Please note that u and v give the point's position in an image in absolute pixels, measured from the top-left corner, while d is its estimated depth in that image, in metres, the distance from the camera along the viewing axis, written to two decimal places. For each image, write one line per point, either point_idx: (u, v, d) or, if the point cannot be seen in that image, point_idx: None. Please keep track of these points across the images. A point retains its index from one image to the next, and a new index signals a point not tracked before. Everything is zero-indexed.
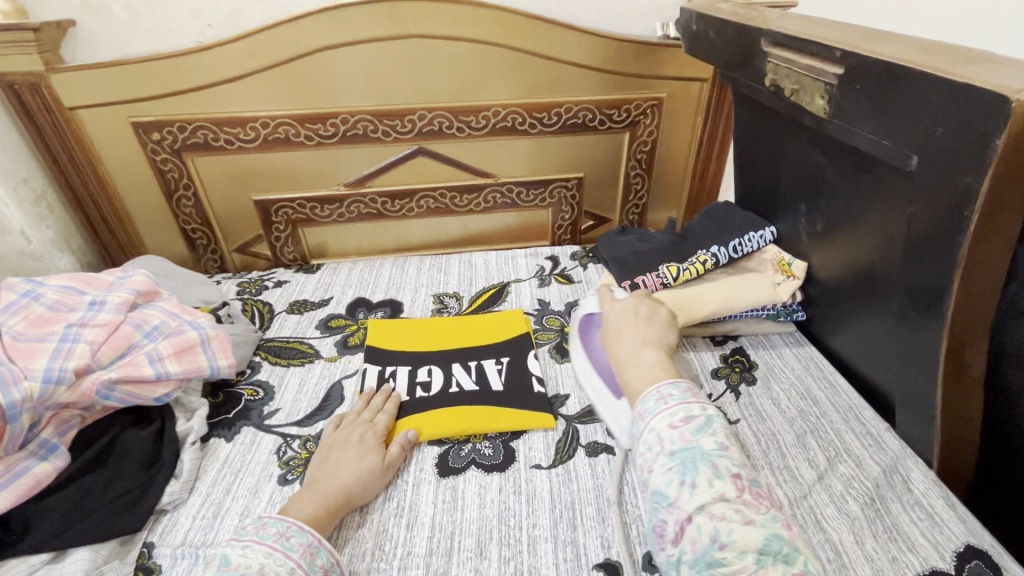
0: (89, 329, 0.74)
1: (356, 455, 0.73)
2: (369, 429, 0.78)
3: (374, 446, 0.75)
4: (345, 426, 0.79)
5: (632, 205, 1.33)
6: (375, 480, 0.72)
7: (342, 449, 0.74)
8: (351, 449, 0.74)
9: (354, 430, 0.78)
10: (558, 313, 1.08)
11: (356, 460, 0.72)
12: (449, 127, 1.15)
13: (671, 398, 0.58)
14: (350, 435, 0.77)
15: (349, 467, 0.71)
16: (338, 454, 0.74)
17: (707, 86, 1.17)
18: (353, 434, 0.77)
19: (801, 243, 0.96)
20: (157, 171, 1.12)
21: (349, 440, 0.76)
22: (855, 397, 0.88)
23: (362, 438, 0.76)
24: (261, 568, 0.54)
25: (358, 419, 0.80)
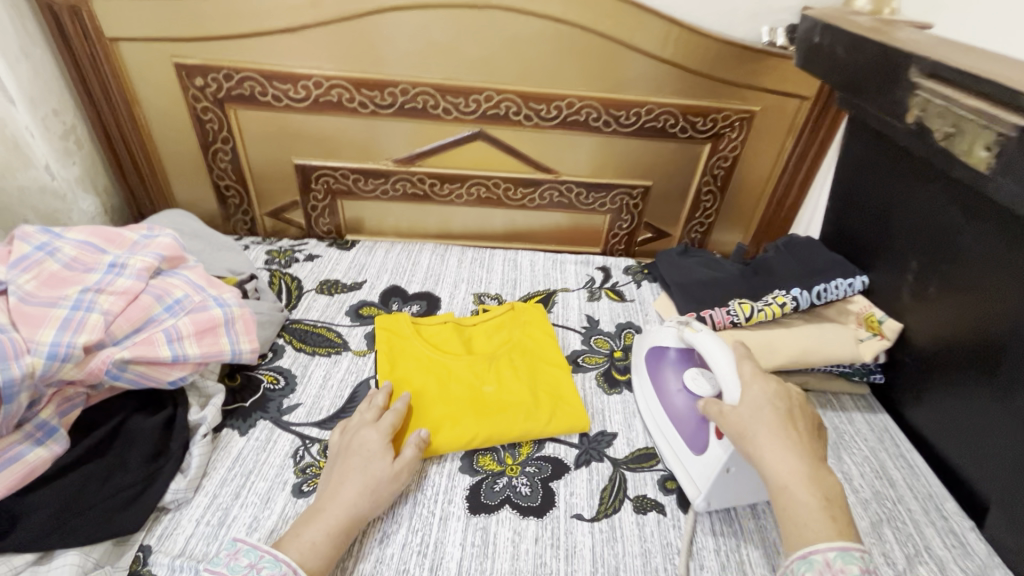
0: (105, 296, 0.66)
1: (781, 453, 0.58)
2: (791, 420, 0.61)
3: (813, 459, 0.58)
4: (755, 392, 0.64)
5: (697, 223, 1.22)
6: (383, 491, 0.65)
7: (764, 440, 0.59)
8: (771, 439, 0.59)
9: (760, 402, 0.62)
10: (608, 335, 0.98)
11: (785, 466, 0.57)
12: (516, 114, 1.04)
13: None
14: (755, 413, 0.62)
15: (780, 476, 0.57)
16: (760, 445, 0.59)
17: (808, 104, 1.04)
18: (757, 404, 0.63)
19: (897, 300, 0.86)
20: (195, 119, 1.03)
21: (768, 426, 0.60)
22: (936, 484, 0.78)
23: (785, 430, 0.60)
24: None
25: (748, 391, 0.65)
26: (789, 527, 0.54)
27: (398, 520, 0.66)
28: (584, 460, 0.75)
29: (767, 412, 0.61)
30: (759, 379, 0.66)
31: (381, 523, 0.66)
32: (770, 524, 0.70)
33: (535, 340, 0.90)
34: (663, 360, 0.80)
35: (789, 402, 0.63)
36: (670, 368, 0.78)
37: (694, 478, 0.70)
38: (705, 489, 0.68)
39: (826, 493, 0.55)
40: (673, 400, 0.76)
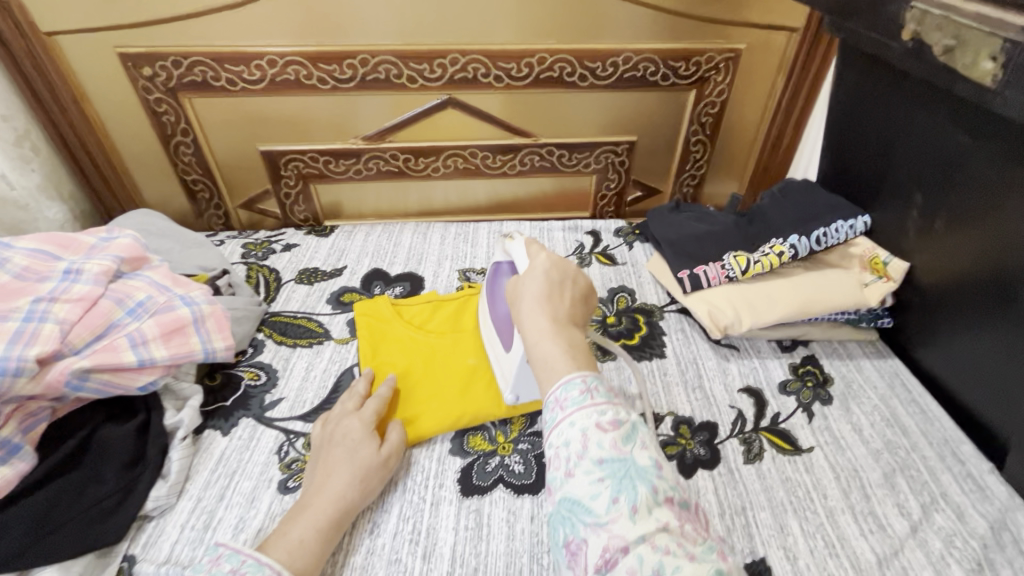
0: (61, 304, 0.63)
1: (536, 316, 0.56)
2: (563, 289, 0.59)
3: (565, 320, 0.57)
4: (535, 262, 0.62)
5: (688, 176, 1.16)
6: (373, 479, 0.63)
7: (526, 306, 0.57)
8: (533, 302, 0.57)
9: (533, 269, 0.60)
10: (599, 302, 0.94)
11: (535, 325, 0.55)
12: (486, 76, 0.98)
13: (599, 394, 0.49)
14: (528, 279, 0.60)
15: (530, 334, 0.55)
16: (521, 308, 0.58)
17: (797, 36, 0.97)
18: (533, 271, 0.60)
19: (902, 239, 0.80)
20: (151, 113, 0.98)
21: (534, 292, 0.58)
22: (951, 428, 0.74)
23: (550, 296, 0.58)
24: None
25: (532, 263, 0.62)
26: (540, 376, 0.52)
27: (388, 509, 0.64)
28: None
29: (538, 283, 0.59)
30: (545, 252, 0.63)
31: (371, 513, 0.64)
32: (775, 482, 0.67)
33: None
34: (498, 274, 0.74)
35: (567, 272, 0.61)
36: (498, 277, 0.74)
37: (506, 376, 0.71)
38: (512, 384, 0.70)
39: (571, 343, 0.54)
40: (497, 308, 0.73)
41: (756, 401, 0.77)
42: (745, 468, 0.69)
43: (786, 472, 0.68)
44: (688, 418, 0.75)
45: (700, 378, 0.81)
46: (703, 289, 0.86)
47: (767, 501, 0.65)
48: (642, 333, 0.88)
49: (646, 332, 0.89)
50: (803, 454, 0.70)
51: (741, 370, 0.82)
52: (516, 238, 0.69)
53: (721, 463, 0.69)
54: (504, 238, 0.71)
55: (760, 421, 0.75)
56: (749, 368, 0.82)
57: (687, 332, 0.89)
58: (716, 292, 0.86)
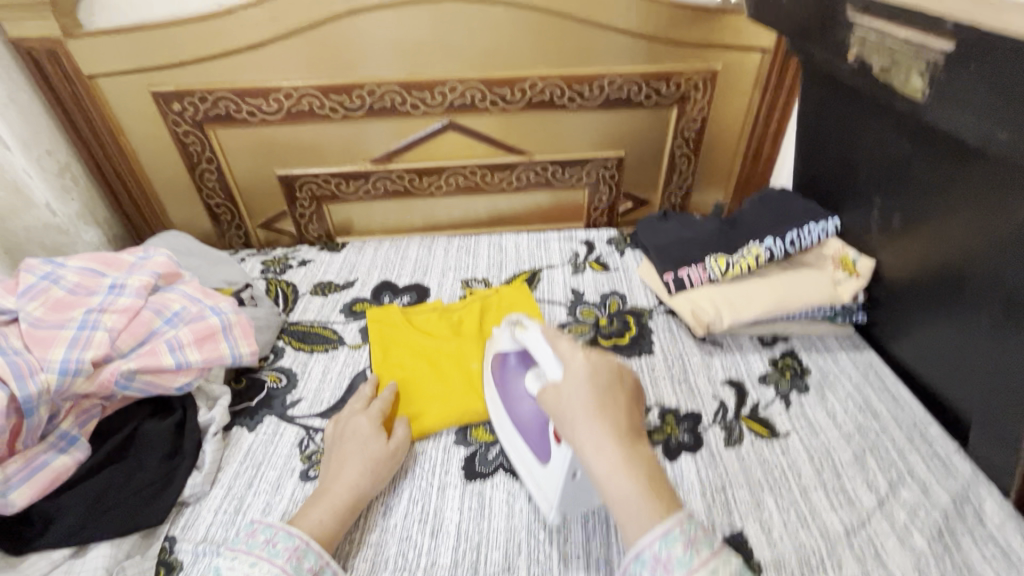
0: (109, 314, 0.71)
1: (596, 439, 0.52)
2: (613, 391, 0.57)
3: (629, 433, 0.53)
4: (572, 366, 0.59)
5: (675, 187, 1.24)
6: (382, 469, 0.70)
7: (581, 426, 0.53)
8: (588, 420, 0.53)
9: (574, 374, 0.58)
10: (593, 305, 1.01)
11: (602, 455, 0.51)
12: (482, 101, 1.07)
13: (702, 545, 0.46)
14: (573, 389, 0.56)
15: (601, 464, 0.51)
16: (576, 426, 0.54)
17: (768, 58, 1.04)
18: (576, 380, 0.57)
19: (869, 239, 0.87)
20: (179, 144, 1.08)
21: (585, 406, 0.55)
22: (920, 412, 0.80)
23: (603, 408, 0.54)
24: None
25: (570, 368, 0.59)
26: (625, 521, 0.49)
27: (399, 493, 0.71)
28: None
29: (587, 392, 0.56)
30: (583, 354, 0.61)
31: (384, 496, 0.71)
32: (753, 464, 0.73)
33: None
34: (506, 368, 0.74)
35: (609, 371, 0.59)
36: (511, 373, 0.73)
37: (547, 496, 0.64)
38: (556, 502, 0.63)
39: (647, 475, 0.51)
40: (519, 409, 0.69)
41: (737, 391, 0.83)
42: (725, 452, 0.75)
43: (763, 454, 0.74)
44: (674, 408, 0.81)
45: (686, 372, 0.87)
46: (687, 291, 0.94)
47: (746, 481, 0.71)
48: (632, 333, 0.95)
49: (636, 332, 0.95)
50: (779, 438, 0.76)
51: (723, 364, 0.88)
52: (526, 326, 0.70)
53: (704, 447, 0.75)
54: (515, 324, 0.73)
55: (741, 410, 0.81)
56: (732, 362, 0.89)
57: (674, 331, 0.95)
58: (699, 292, 0.92)
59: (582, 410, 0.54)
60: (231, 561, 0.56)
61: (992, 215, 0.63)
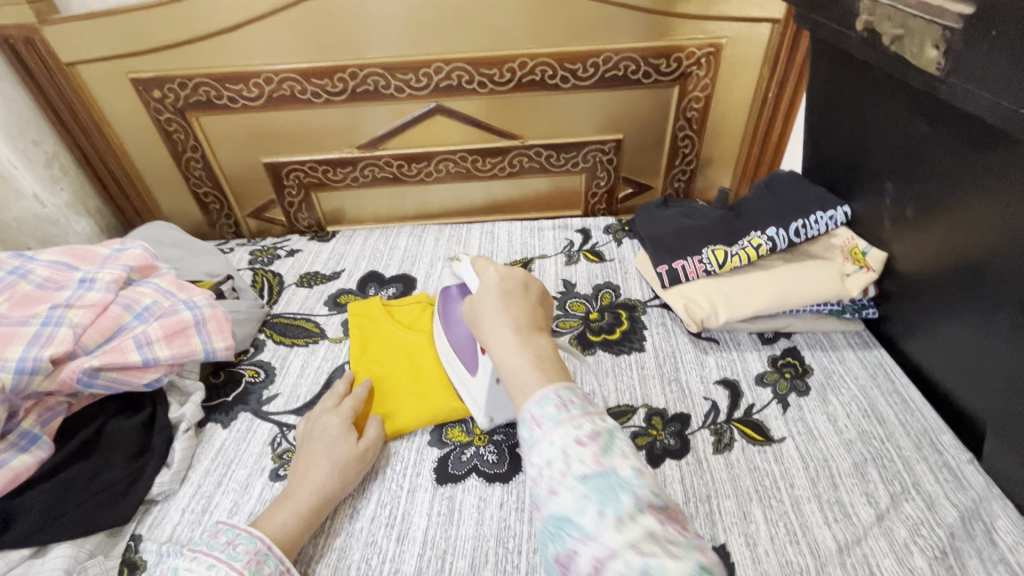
0: (75, 310, 0.70)
1: (497, 329, 0.55)
2: (521, 295, 0.59)
3: (528, 327, 0.55)
4: (485, 277, 0.62)
5: (678, 171, 1.17)
6: (351, 471, 0.68)
7: (485, 322, 0.56)
8: (491, 316, 0.56)
9: (487, 285, 0.60)
10: (584, 298, 0.97)
11: (500, 340, 0.54)
12: (470, 82, 1.02)
13: (574, 407, 0.46)
14: (483, 297, 0.59)
15: (497, 349, 0.53)
16: (482, 327, 0.56)
17: (778, 28, 0.96)
18: (486, 287, 0.60)
19: (881, 228, 0.79)
20: (162, 132, 1.06)
21: (490, 303, 0.57)
22: (932, 418, 0.73)
23: (507, 304, 0.57)
24: None
25: (483, 279, 0.62)
26: (515, 393, 0.50)
27: (368, 496, 0.69)
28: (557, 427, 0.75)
29: (493, 296, 0.58)
30: (494, 267, 0.64)
31: (352, 498, 0.68)
32: (742, 472, 0.68)
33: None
34: (449, 299, 0.79)
35: (517, 278, 0.61)
36: (451, 302, 0.79)
37: (477, 401, 0.72)
38: (483, 406, 0.71)
39: (538, 354, 0.52)
40: (457, 331, 0.76)
41: (731, 392, 0.78)
42: (713, 458, 0.70)
43: (754, 461, 0.69)
44: (662, 409, 0.77)
45: (677, 371, 0.82)
46: (681, 284, 0.87)
47: (733, 490, 0.66)
48: (623, 328, 0.90)
49: (627, 326, 0.91)
50: (773, 444, 0.71)
51: (718, 363, 0.83)
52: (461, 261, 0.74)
53: (690, 453, 0.71)
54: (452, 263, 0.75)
55: (734, 412, 0.76)
56: (728, 361, 0.83)
57: (669, 326, 0.90)
58: (694, 286, 0.86)
59: (490, 311, 0.56)
60: (190, 562, 0.53)
61: (1015, 203, 0.56)
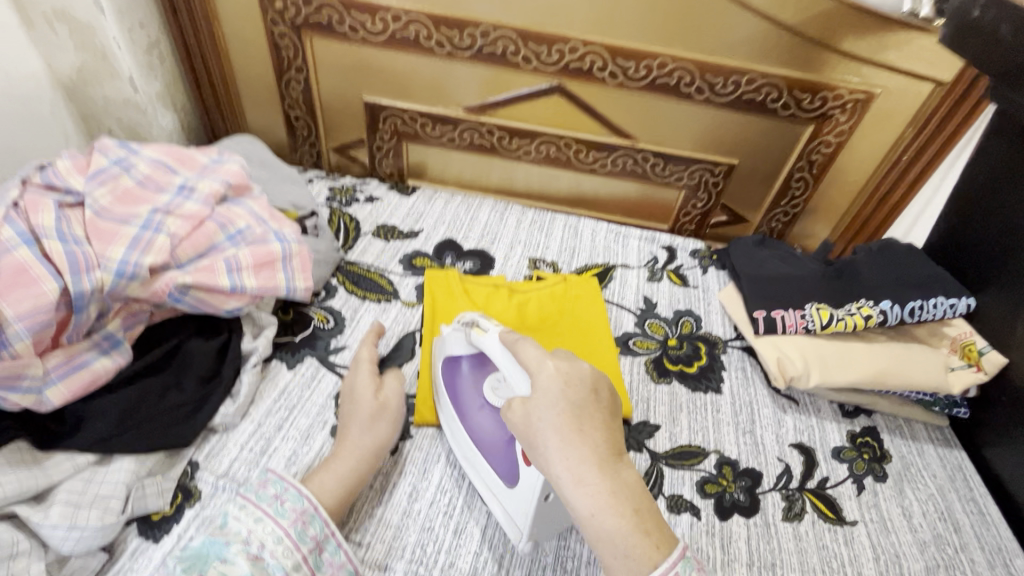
0: (173, 218, 0.67)
1: (575, 468, 0.46)
2: (591, 403, 0.50)
3: (609, 455, 0.48)
4: (541, 379, 0.51)
5: (780, 211, 1.12)
6: (382, 427, 0.65)
7: (554, 454, 0.47)
8: (563, 447, 0.47)
9: (547, 394, 0.50)
10: (663, 321, 0.93)
11: (579, 480, 0.46)
12: (601, 69, 0.96)
13: None
14: (545, 413, 0.49)
15: (583, 501, 0.46)
16: (549, 453, 0.48)
17: (941, 91, 0.90)
18: (547, 397, 0.50)
19: (1007, 332, 0.75)
20: (272, 44, 1.01)
21: (559, 425, 0.48)
22: (1008, 538, 0.71)
23: (580, 425, 0.48)
24: (247, 536, 0.52)
25: (537, 381, 0.52)
26: (607, 558, 0.45)
27: (429, 477, 0.67)
28: None
29: (558, 411, 0.49)
30: (549, 361, 0.53)
31: (411, 477, 0.66)
32: (809, 548, 0.66)
33: (574, 315, 0.88)
34: (456, 374, 0.69)
35: (584, 382, 0.51)
36: (464, 381, 0.69)
37: (515, 520, 0.58)
38: (528, 529, 0.57)
39: (630, 501, 0.46)
40: (481, 421, 0.65)
41: (806, 459, 0.75)
42: (782, 525, 0.68)
43: (823, 540, 0.67)
44: (733, 460, 0.74)
45: (753, 424, 0.79)
46: (776, 334, 0.84)
47: (799, 564, 0.65)
48: (701, 363, 0.87)
49: (705, 363, 0.87)
50: (845, 525, 0.69)
51: (796, 426, 0.80)
52: (483, 325, 0.65)
53: (759, 514, 0.69)
54: (469, 326, 0.67)
55: (807, 481, 0.73)
56: (806, 425, 0.80)
57: (748, 373, 0.87)
58: (789, 340, 0.83)
59: (563, 445, 0.47)
60: (239, 510, 0.54)
61: None
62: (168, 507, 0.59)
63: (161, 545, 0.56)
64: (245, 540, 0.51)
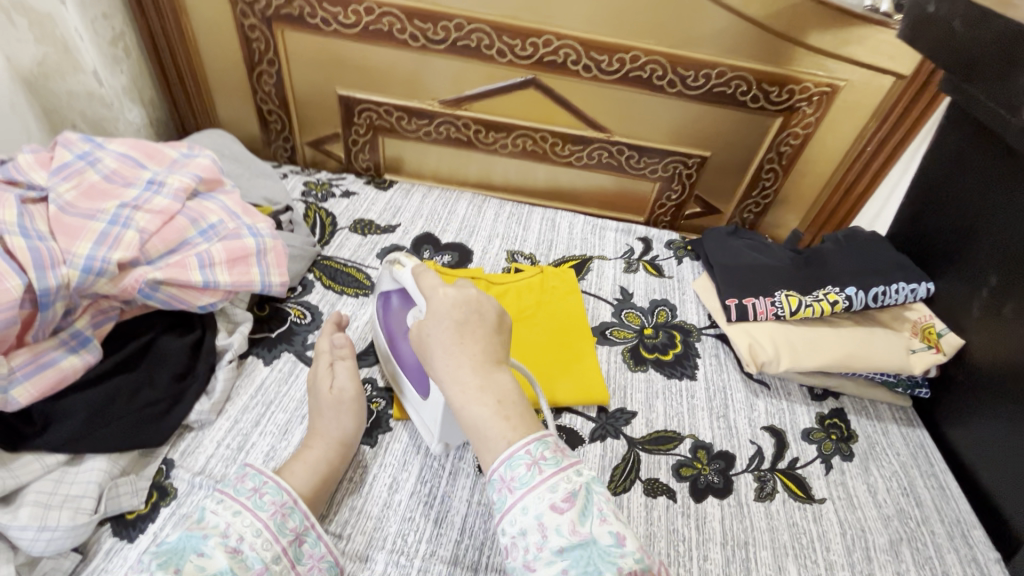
0: (142, 214, 0.66)
1: (454, 368, 0.57)
2: (476, 321, 0.60)
3: (485, 361, 0.58)
4: (435, 301, 0.61)
5: (752, 202, 1.15)
6: (343, 415, 0.65)
7: (439, 358, 0.58)
8: (446, 354, 0.58)
9: (437, 314, 0.59)
10: (639, 311, 0.95)
11: (457, 380, 0.57)
12: (575, 63, 0.97)
13: (546, 465, 0.53)
14: (434, 327, 0.59)
15: (457, 391, 0.57)
16: (435, 359, 0.59)
17: (902, 84, 0.93)
18: (437, 317, 0.60)
19: (963, 315, 0.79)
20: (242, 37, 1.00)
21: (444, 337, 0.58)
22: (966, 510, 0.74)
23: (461, 336, 0.59)
24: (226, 529, 0.51)
25: (431, 303, 0.62)
26: (484, 452, 0.55)
27: (409, 469, 0.67)
28: (599, 435, 0.75)
29: (445, 324, 0.59)
30: (444, 287, 0.63)
31: (391, 469, 0.67)
32: (780, 524, 0.68)
33: (550, 307, 0.89)
34: (388, 308, 0.74)
35: (469, 305, 0.60)
36: (395, 313, 0.74)
37: (429, 426, 0.67)
38: (437, 431, 0.65)
39: (498, 396, 0.56)
40: (404, 351, 0.71)
41: (777, 441, 0.78)
42: (754, 505, 0.70)
43: (793, 517, 0.69)
44: (708, 444, 0.76)
45: (727, 408, 0.81)
46: (747, 321, 0.86)
47: (770, 541, 0.67)
48: (676, 350, 0.89)
49: (680, 350, 0.89)
50: (813, 503, 0.71)
51: (768, 409, 0.82)
52: (403, 263, 0.70)
53: (732, 494, 0.71)
54: (391, 264, 0.72)
55: (778, 462, 0.75)
56: (777, 409, 0.83)
57: (722, 359, 0.89)
58: (760, 327, 0.85)
59: (444, 350, 0.58)
60: (216, 505, 0.53)
61: None
62: (142, 507, 0.58)
63: (136, 544, 0.56)
64: (224, 532, 0.51)
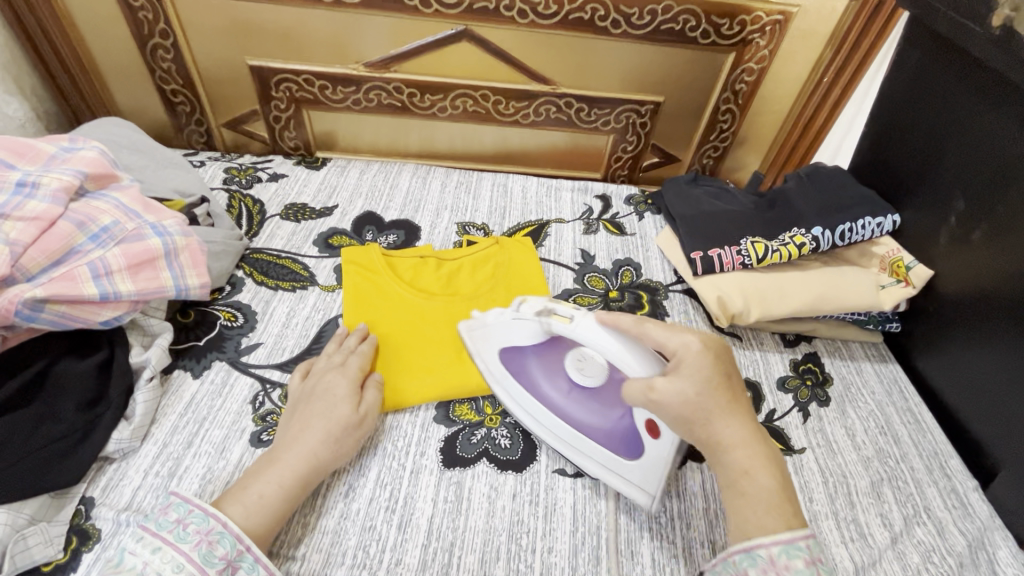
0: (12, 222, 0.56)
1: (728, 434, 0.50)
2: (730, 377, 0.54)
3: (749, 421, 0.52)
4: (682, 360, 0.52)
5: (710, 147, 1.09)
6: (349, 438, 0.58)
7: (713, 425, 0.50)
8: (722, 422, 0.50)
9: (696, 368, 0.51)
10: (603, 274, 0.90)
11: (733, 443, 0.50)
12: (509, 9, 0.88)
13: (822, 569, 0.45)
14: (696, 385, 0.50)
15: (733, 459, 0.50)
16: (711, 429, 0.50)
17: (856, 5, 0.87)
18: (697, 372, 0.51)
19: (930, 245, 0.77)
20: (124, 7, 0.87)
21: (717, 401, 0.51)
22: (942, 441, 0.73)
23: (726, 396, 0.51)
24: (143, 570, 0.45)
25: (682, 357, 0.52)
26: (748, 514, 0.48)
27: (365, 473, 0.61)
28: None
29: (714, 386, 0.51)
30: (688, 335, 0.53)
31: (346, 476, 0.61)
32: None
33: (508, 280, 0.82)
34: (524, 360, 0.66)
35: (717, 352, 0.54)
36: (535, 363, 0.66)
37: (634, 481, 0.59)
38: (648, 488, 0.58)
39: (772, 466, 0.50)
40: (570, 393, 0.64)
41: (753, 395, 0.75)
42: None
43: None
44: None
45: None
46: (714, 274, 0.82)
47: None
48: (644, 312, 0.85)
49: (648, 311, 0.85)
50: (793, 454, 0.69)
51: (741, 362, 0.79)
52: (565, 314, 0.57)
53: None
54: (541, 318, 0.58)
55: (755, 416, 0.73)
56: (750, 360, 0.80)
57: (691, 315, 0.85)
58: (728, 278, 0.81)
59: (716, 414, 0.50)
60: (135, 543, 0.47)
61: None
62: (61, 556, 0.52)
63: None
64: (140, 574, 0.45)
